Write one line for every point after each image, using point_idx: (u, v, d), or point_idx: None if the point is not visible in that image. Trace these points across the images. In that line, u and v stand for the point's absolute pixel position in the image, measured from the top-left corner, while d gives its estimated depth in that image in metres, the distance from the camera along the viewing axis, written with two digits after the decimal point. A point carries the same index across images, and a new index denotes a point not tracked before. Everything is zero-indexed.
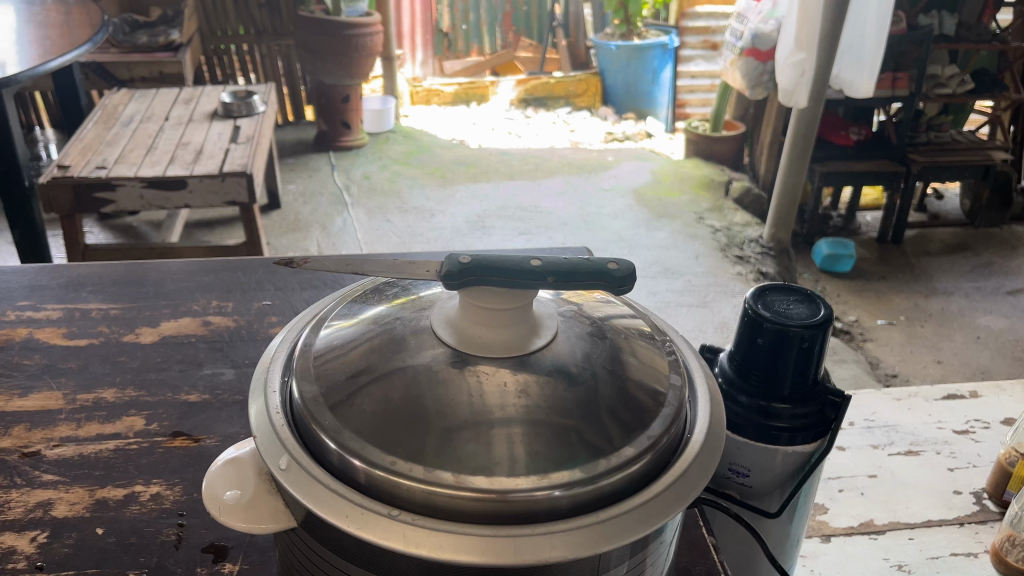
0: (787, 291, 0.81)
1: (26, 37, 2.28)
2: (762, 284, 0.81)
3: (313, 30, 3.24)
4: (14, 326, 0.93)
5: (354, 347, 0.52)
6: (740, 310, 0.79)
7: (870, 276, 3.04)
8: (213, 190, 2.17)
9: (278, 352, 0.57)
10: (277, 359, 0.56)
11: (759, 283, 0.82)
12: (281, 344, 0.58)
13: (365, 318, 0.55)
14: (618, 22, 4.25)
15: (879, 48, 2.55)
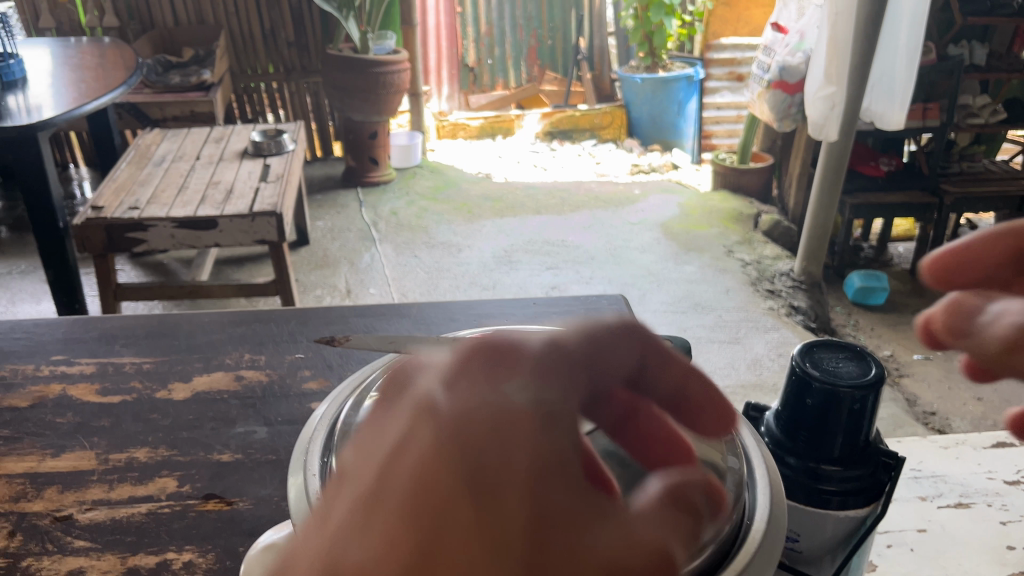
0: (835, 347, 0.78)
1: (61, 80, 2.32)
2: (812, 339, 0.79)
3: (342, 68, 3.28)
4: (47, 382, 0.92)
5: None
6: (788, 368, 0.77)
7: (904, 309, 2.98)
8: (243, 230, 2.17)
9: (318, 428, 0.56)
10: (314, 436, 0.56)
11: (809, 338, 0.80)
12: (321, 419, 0.57)
13: None
14: (643, 55, 4.27)
15: (910, 80, 2.52)
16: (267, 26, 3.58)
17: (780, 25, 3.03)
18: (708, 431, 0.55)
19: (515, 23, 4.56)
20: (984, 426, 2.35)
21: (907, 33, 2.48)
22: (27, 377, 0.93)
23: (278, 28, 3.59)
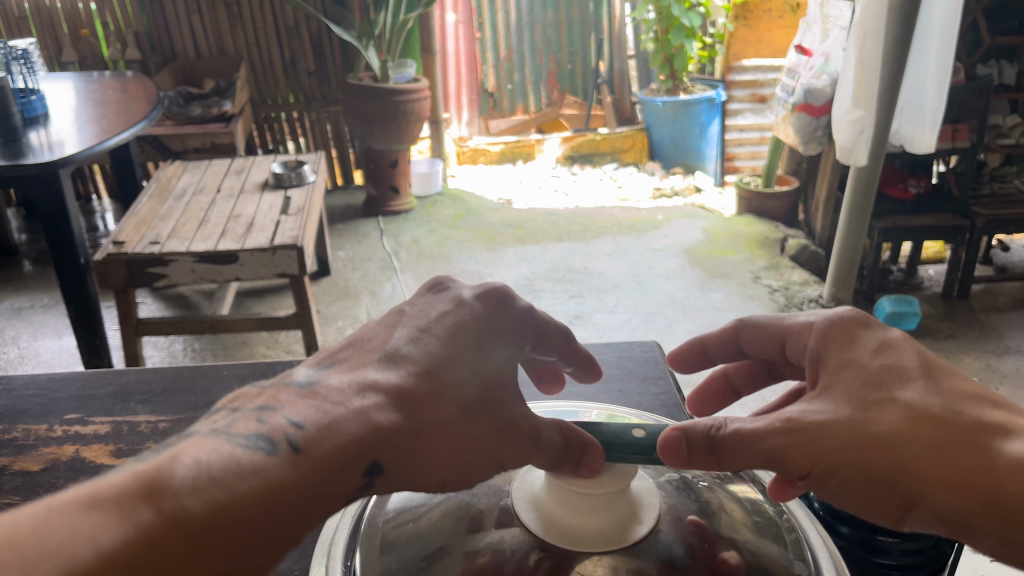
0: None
1: (83, 115, 2.32)
2: None
3: (361, 97, 3.27)
4: (60, 443, 0.89)
5: (427, 527, 0.63)
6: None
7: (937, 334, 2.84)
8: (264, 263, 2.14)
9: (341, 532, 0.67)
10: (342, 540, 0.66)
11: None
12: (345, 523, 0.68)
13: (434, 500, 0.66)
14: (663, 78, 4.25)
15: (941, 101, 2.46)
16: (287, 55, 3.59)
17: (803, 48, 2.99)
18: (745, 518, 0.65)
19: (534, 48, 4.54)
20: None
21: (937, 54, 2.43)
22: (40, 439, 0.90)
23: (299, 57, 3.60)
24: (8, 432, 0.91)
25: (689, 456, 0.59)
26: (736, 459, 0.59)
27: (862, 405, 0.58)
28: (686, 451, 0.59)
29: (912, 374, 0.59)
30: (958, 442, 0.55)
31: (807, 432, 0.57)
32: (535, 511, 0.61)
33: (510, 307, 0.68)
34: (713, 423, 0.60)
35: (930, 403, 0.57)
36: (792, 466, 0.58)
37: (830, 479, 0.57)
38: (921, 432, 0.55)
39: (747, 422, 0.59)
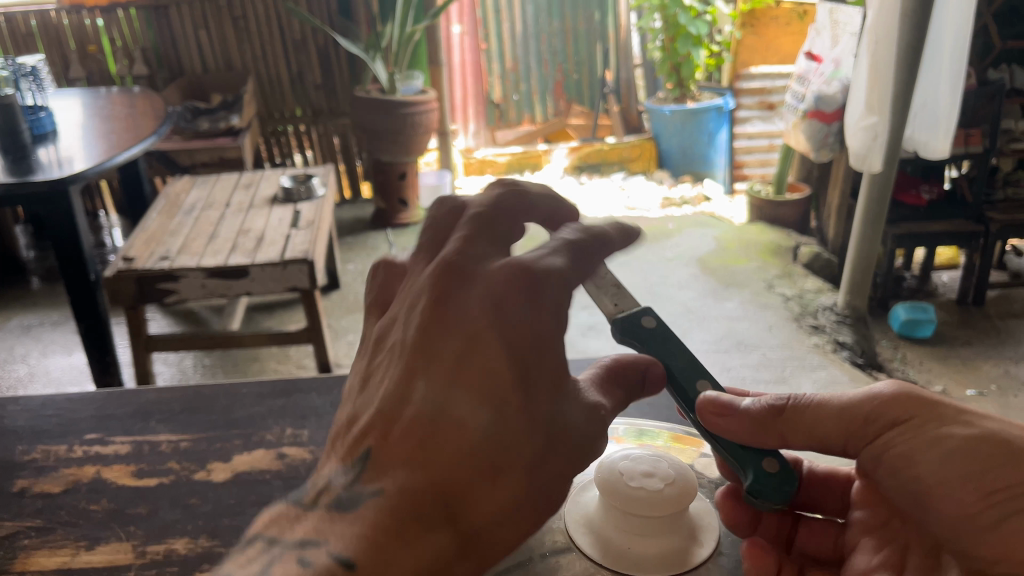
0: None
1: (92, 132, 2.31)
2: None
3: (369, 110, 3.26)
4: (81, 464, 0.89)
5: None
6: None
7: (954, 342, 2.80)
8: (275, 277, 2.12)
9: None
10: None
11: None
12: None
13: None
14: (671, 87, 4.26)
15: (955, 107, 2.44)
16: (295, 69, 3.59)
17: (814, 54, 2.97)
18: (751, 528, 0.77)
19: (540, 58, 4.53)
20: None
21: (950, 58, 2.41)
22: (60, 460, 0.89)
23: (305, 71, 3.60)
24: (28, 453, 0.91)
25: (735, 411, 0.71)
26: (803, 417, 0.71)
27: (946, 402, 0.71)
28: (734, 408, 0.71)
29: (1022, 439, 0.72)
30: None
31: (887, 403, 0.70)
32: (588, 533, 0.74)
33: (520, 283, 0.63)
34: (782, 393, 0.73)
35: None
36: (894, 411, 0.70)
37: (921, 432, 0.69)
38: (992, 431, 0.68)
39: (825, 395, 0.73)
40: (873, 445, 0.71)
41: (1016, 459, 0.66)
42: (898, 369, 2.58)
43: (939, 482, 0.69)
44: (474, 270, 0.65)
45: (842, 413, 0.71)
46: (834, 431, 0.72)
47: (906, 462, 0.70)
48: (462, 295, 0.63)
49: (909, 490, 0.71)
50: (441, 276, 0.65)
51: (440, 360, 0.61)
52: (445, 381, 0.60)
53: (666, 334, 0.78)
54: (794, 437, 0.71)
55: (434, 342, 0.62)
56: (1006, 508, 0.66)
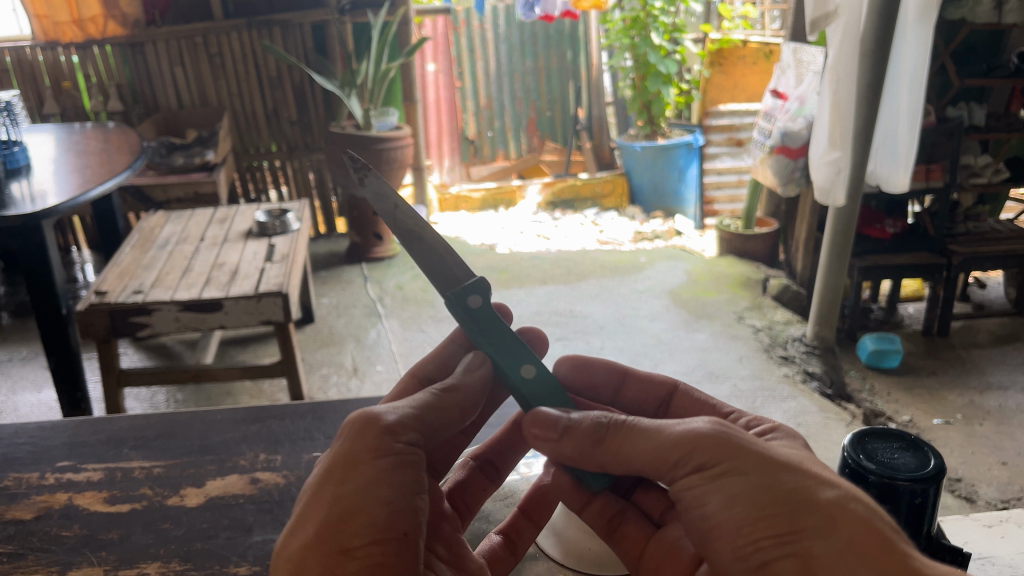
0: (888, 438, 0.86)
1: (66, 166, 2.31)
2: (862, 430, 0.87)
3: (346, 146, 3.30)
4: (53, 491, 0.89)
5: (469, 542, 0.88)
6: (845, 458, 0.84)
7: (920, 372, 2.85)
8: (249, 311, 2.12)
9: None
10: None
11: (858, 428, 0.88)
12: None
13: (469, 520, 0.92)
14: (642, 124, 4.34)
15: (913, 143, 2.52)
16: (270, 105, 3.63)
17: (780, 92, 3.05)
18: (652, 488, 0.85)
19: (514, 96, 4.60)
20: (1013, 491, 2.17)
21: (908, 97, 2.49)
22: (32, 487, 0.90)
23: (281, 107, 3.64)
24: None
25: (559, 432, 0.69)
26: (619, 446, 0.67)
27: (749, 443, 0.63)
28: (559, 428, 0.70)
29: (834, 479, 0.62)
30: (814, 498, 0.60)
31: (686, 444, 0.63)
32: (552, 537, 0.87)
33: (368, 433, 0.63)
34: (605, 417, 0.69)
35: (849, 505, 0.59)
36: (690, 459, 0.63)
37: (715, 474, 0.63)
38: (788, 474, 0.61)
39: (650, 426, 0.66)
40: (670, 483, 0.65)
41: (802, 508, 0.59)
42: (866, 400, 2.62)
43: (723, 527, 0.62)
44: (402, 441, 0.64)
45: (650, 448, 0.65)
46: (638, 462, 0.66)
47: (695, 506, 0.64)
48: (418, 482, 0.63)
49: (696, 531, 0.65)
50: (383, 451, 0.62)
51: (388, 542, 0.59)
52: (397, 570, 0.59)
53: (490, 314, 0.81)
54: (612, 462, 0.68)
55: (380, 520, 0.60)
56: (773, 555, 0.60)
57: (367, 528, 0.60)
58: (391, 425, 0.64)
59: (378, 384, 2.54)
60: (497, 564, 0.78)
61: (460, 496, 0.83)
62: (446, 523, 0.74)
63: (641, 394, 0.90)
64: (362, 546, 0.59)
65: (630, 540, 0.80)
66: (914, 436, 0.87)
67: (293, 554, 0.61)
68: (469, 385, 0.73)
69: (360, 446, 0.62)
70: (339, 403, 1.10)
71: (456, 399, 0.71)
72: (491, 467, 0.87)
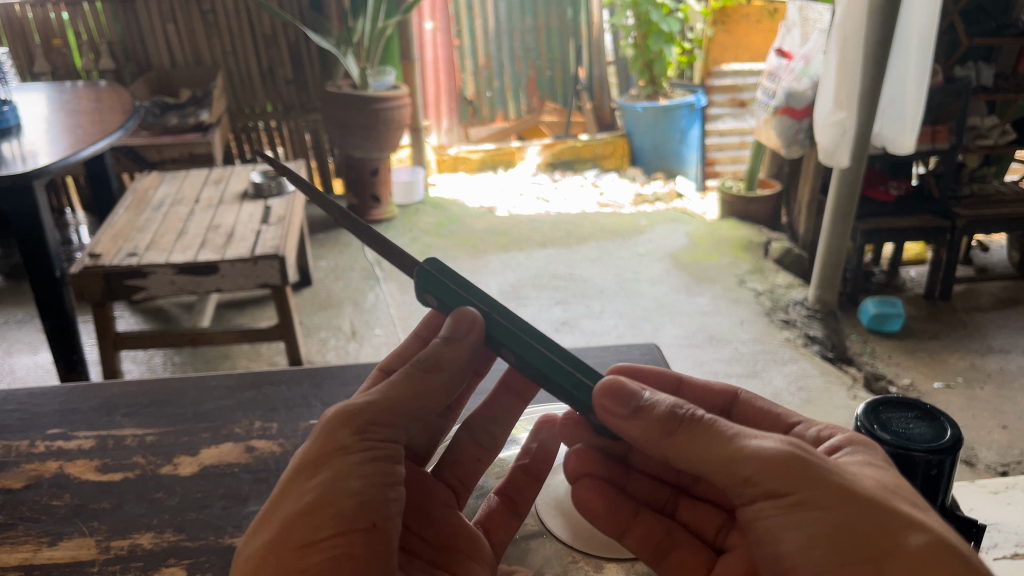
0: (903, 407, 0.84)
1: (57, 126, 2.27)
2: (878, 399, 0.85)
3: (342, 106, 3.25)
4: (43, 459, 0.88)
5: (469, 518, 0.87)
6: (859, 427, 0.82)
7: (921, 335, 2.83)
8: (246, 274, 2.09)
9: None
10: None
11: (875, 398, 0.86)
12: None
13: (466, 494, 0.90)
14: (643, 84, 4.28)
15: (921, 104, 2.48)
16: (265, 64, 3.56)
17: (785, 51, 2.99)
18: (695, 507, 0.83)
19: (513, 55, 4.52)
20: (1013, 454, 2.16)
21: (916, 56, 2.43)
22: (22, 455, 0.89)
23: (276, 66, 3.57)
24: None
25: (632, 410, 0.69)
26: (688, 449, 0.65)
27: (836, 479, 0.62)
28: (633, 405, 0.69)
29: (927, 523, 0.60)
30: (902, 546, 0.58)
31: (766, 470, 0.62)
32: (559, 517, 0.86)
33: (340, 428, 0.64)
34: (681, 410, 0.67)
35: (944, 553, 0.58)
36: (773, 488, 0.62)
37: (797, 509, 0.62)
38: (875, 516, 0.60)
39: (726, 436, 0.65)
40: (747, 503, 0.65)
41: (889, 557, 0.58)
42: (867, 363, 2.60)
43: (801, 564, 0.62)
44: (375, 437, 0.64)
45: (724, 462, 0.64)
46: (711, 475, 0.65)
47: (772, 537, 0.64)
48: (391, 477, 0.62)
49: (772, 562, 0.65)
50: (354, 446, 0.62)
51: (354, 532, 0.58)
52: (365, 564, 0.58)
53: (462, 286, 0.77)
54: (679, 462, 0.67)
55: (346, 511, 0.59)
56: None
57: (333, 519, 0.59)
58: (366, 421, 0.64)
59: (376, 348, 2.52)
60: (496, 532, 0.78)
61: (452, 471, 0.81)
62: (433, 503, 0.75)
63: (699, 400, 0.88)
64: (328, 537, 0.58)
65: (685, 568, 0.77)
66: (929, 404, 0.85)
67: (256, 552, 0.60)
68: (448, 358, 0.69)
69: (333, 443, 0.63)
70: (336, 368, 1.08)
71: (440, 379, 0.68)
72: (486, 436, 0.84)
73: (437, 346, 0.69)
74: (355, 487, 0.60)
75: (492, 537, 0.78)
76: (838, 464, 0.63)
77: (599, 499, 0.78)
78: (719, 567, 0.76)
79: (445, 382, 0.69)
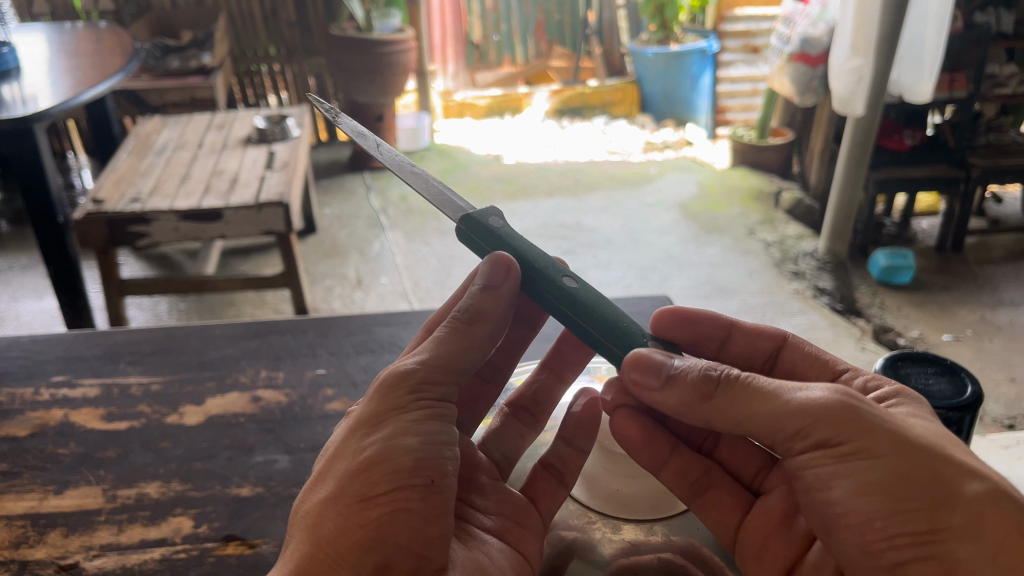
0: (923, 363, 0.90)
1: (57, 67, 2.22)
2: (898, 355, 0.91)
3: (346, 49, 3.18)
4: (48, 408, 0.88)
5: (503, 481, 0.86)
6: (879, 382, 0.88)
7: (931, 288, 2.80)
8: (250, 221, 2.06)
9: None
10: None
11: (895, 353, 0.91)
12: None
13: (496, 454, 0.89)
14: (654, 29, 4.18)
15: (940, 51, 2.40)
16: (267, 5, 3.48)
17: None
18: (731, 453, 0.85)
19: None
20: (1021, 408, 2.15)
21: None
22: (26, 403, 0.88)
23: (279, 7, 3.49)
24: None
25: (663, 381, 0.69)
26: (728, 408, 0.66)
27: (885, 425, 0.61)
28: (663, 376, 0.69)
29: (977, 469, 0.60)
30: (958, 493, 0.59)
31: (815, 421, 0.62)
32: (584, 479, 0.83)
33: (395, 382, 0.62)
34: (715, 371, 0.67)
35: (1001, 499, 0.58)
36: (819, 434, 0.63)
37: (848, 457, 0.62)
38: (930, 464, 0.60)
39: (767, 390, 0.65)
40: (793, 454, 0.65)
41: (944, 505, 0.59)
42: (877, 315, 2.55)
43: (852, 513, 0.63)
44: (429, 394, 0.62)
45: (770, 411, 0.64)
46: (754, 430, 0.66)
47: (822, 485, 0.64)
48: (446, 435, 0.61)
49: (819, 512, 0.66)
50: (408, 403, 0.61)
51: (411, 488, 0.58)
52: (422, 519, 0.58)
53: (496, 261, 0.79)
54: (718, 421, 0.68)
55: (402, 468, 0.58)
56: (910, 557, 0.60)
57: (389, 475, 0.58)
58: (418, 377, 0.62)
59: (382, 297, 2.50)
60: (544, 499, 0.76)
61: (496, 441, 0.82)
62: (481, 476, 0.76)
63: (747, 351, 0.87)
64: (384, 494, 0.58)
65: (721, 507, 0.77)
66: (947, 359, 0.91)
67: (314, 507, 0.60)
68: (492, 306, 0.68)
69: (390, 400, 0.62)
70: (343, 317, 1.07)
71: (484, 328, 0.67)
72: (528, 411, 0.85)
73: (474, 299, 0.68)
74: (409, 444, 0.59)
75: (540, 505, 0.75)
76: (884, 408, 0.64)
77: (635, 429, 0.79)
78: (757, 505, 0.76)
79: (484, 330, 0.67)
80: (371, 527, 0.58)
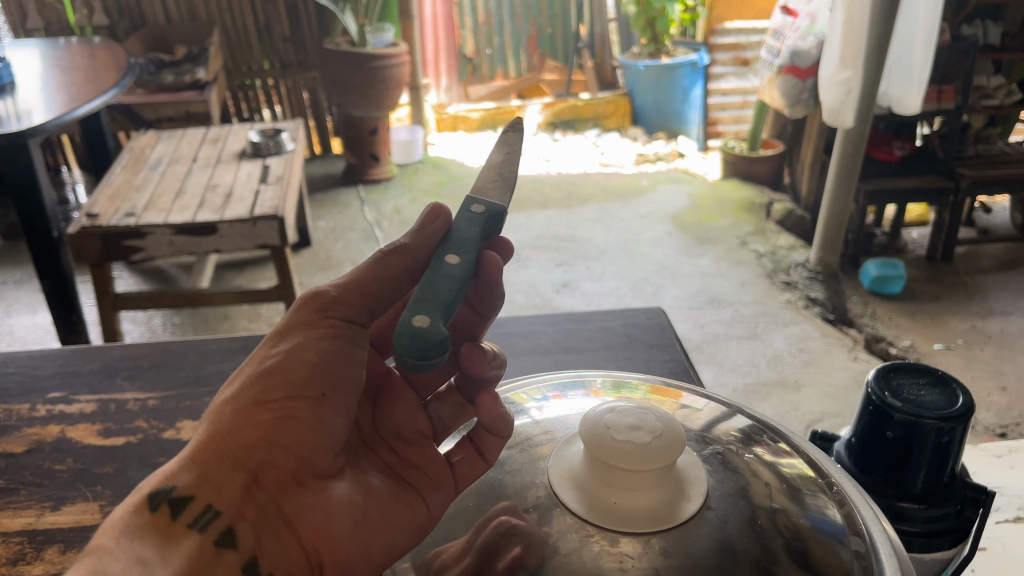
0: (913, 377, 0.96)
1: (51, 83, 2.23)
2: (890, 369, 0.96)
3: (339, 63, 3.20)
4: (45, 423, 0.88)
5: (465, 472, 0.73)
6: (874, 397, 0.93)
7: (922, 297, 2.82)
8: (245, 234, 2.07)
9: None
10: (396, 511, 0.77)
11: (886, 368, 0.97)
12: None
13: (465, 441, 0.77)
14: (646, 41, 4.20)
15: (927, 64, 2.43)
16: (261, 20, 3.50)
17: (789, 8, 2.93)
18: (780, 484, 0.65)
19: (513, 11, 4.44)
20: (1012, 416, 2.17)
21: (925, 13, 2.38)
22: (23, 419, 0.89)
23: (273, 22, 3.51)
24: None
25: None
26: None
27: None
28: None
29: None
30: None
31: None
32: (574, 489, 0.63)
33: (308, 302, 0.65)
34: None
35: None
36: None
37: None
38: None
39: None
40: None
41: None
42: (868, 325, 2.57)
43: None
44: (340, 316, 0.65)
45: None
46: None
47: None
48: (346, 355, 0.64)
49: None
50: (318, 320, 0.64)
51: (302, 398, 0.62)
52: (311, 428, 0.61)
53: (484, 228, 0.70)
54: None
55: (299, 377, 0.62)
56: None
57: (286, 382, 0.62)
58: (332, 298, 0.65)
59: None
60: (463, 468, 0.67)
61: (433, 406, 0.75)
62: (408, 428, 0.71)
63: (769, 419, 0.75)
64: (279, 398, 0.62)
65: None
66: (935, 373, 0.98)
67: (219, 403, 0.64)
68: (417, 248, 0.68)
69: (299, 315, 0.65)
70: None
71: (403, 264, 0.67)
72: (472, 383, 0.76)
73: (404, 242, 0.68)
74: (310, 357, 0.63)
75: (457, 471, 0.68)
76: None
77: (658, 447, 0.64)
78: None
79: (405, 266, 0.67)
80: (260, 430, 0.61)
